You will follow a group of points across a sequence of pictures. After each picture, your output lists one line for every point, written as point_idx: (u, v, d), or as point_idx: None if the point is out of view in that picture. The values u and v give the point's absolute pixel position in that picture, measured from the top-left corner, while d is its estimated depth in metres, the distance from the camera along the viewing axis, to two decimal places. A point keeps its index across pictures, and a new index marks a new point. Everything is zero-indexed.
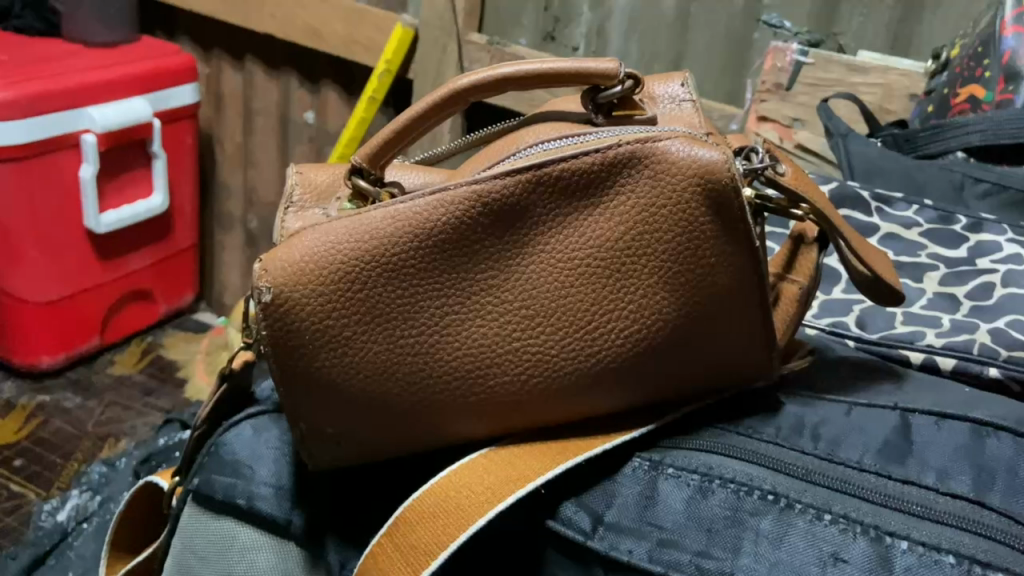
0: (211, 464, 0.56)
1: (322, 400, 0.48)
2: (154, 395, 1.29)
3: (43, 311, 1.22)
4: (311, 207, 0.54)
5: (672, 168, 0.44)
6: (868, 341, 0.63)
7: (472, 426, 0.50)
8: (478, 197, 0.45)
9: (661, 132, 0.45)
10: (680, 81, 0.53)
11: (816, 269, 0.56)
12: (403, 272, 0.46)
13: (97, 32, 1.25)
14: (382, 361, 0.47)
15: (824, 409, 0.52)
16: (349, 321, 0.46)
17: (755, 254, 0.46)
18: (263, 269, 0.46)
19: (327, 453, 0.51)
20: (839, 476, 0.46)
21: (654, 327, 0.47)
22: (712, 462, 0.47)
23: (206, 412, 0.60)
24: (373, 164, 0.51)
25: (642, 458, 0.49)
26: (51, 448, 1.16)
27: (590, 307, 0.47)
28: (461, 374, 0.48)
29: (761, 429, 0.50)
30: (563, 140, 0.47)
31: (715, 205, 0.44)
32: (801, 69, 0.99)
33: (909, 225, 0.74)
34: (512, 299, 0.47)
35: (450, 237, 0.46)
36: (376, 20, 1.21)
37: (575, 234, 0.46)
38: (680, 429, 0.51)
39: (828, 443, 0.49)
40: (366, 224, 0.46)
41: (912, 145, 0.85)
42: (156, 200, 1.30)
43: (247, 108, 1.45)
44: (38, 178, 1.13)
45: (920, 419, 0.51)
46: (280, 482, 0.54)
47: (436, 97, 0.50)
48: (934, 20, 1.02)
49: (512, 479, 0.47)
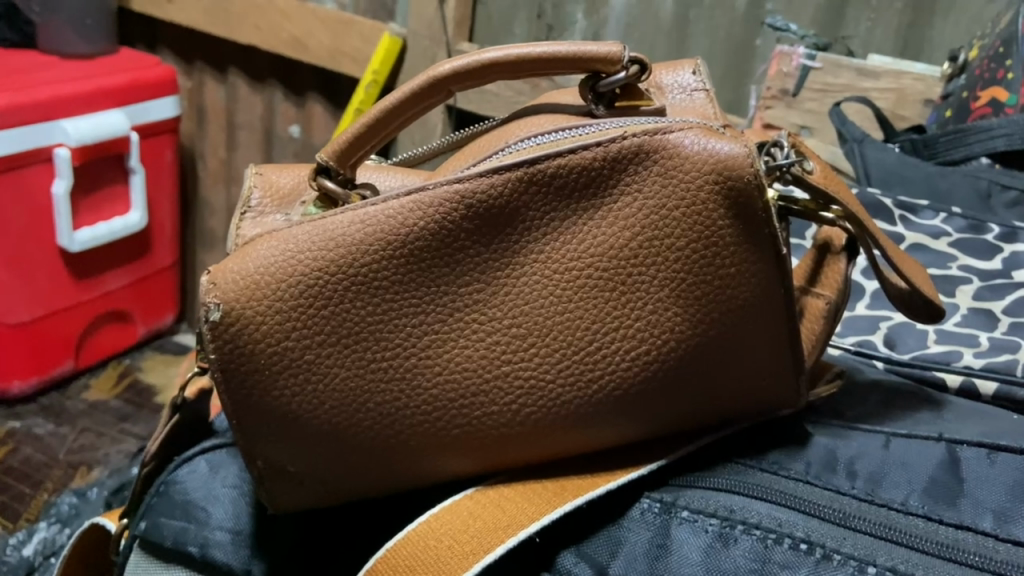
0: (161, 506, 0.49)
1: (283, 433, 0.42)
2: (130, 421, 1.22)
3: (15, 334, 1.14)
4: (272, 212, 0.48)
5: (685, 163, 0.38)
6: (898, 363, 0.56)
7: (455, 464, 0.43)
8: (459, 199, 0.39)
9: (672, 123, 0.39)
10: (692, 69, 0.47)
11: (844, 282, 0.50)
12: (373, 286, 0.40)
13: (74, 44, 1.19)
14: (350, 389, 0.41)
15: (858, 441, 0.46)
16: (312, 343, 0.40)
17: (782, 262, 0.40)
18: (212, 282, 0.40)
19: (289, 494, 0.44)
20: (883, 521, 0.40)
21: (664, 349, 0.41)
22: (734, 505, 0.41)
23: (155, 447, 0.53)
24: (342, 161, 0.45)
25: (652, 499, 0.42)
26: (20, 478, 1.08)
27: (591, 326, 0.40)
28: (442, 402, 0.41)
29: (789, 465, 0.44)
30: (560, 133, 0.41)
31: (737, 207, 0.38)
32: (808, 74, 0.93)
33: (937, 235, 0.68)
34: (502, 316, 0.41)
35: (428, 243, 0.39)
36: (363, 29, 1.15)
37: (575, 242, 0.40)
38: (696, 465, 0.44)
39: (867, 481, 0.43)
40: (330, 228, 0.39)
41: (932, 150, 0.79)
42: (133, 217, 1.24)
43: (230, 123, 1.39)
44: (7, 193, 1.06)
45: (969, 451, 0.44)
46: (239, 526, 0.47)
47: (414, 85, 0.44)
48: (946, 25, 0.98)
49: (501, 524, 0.41)
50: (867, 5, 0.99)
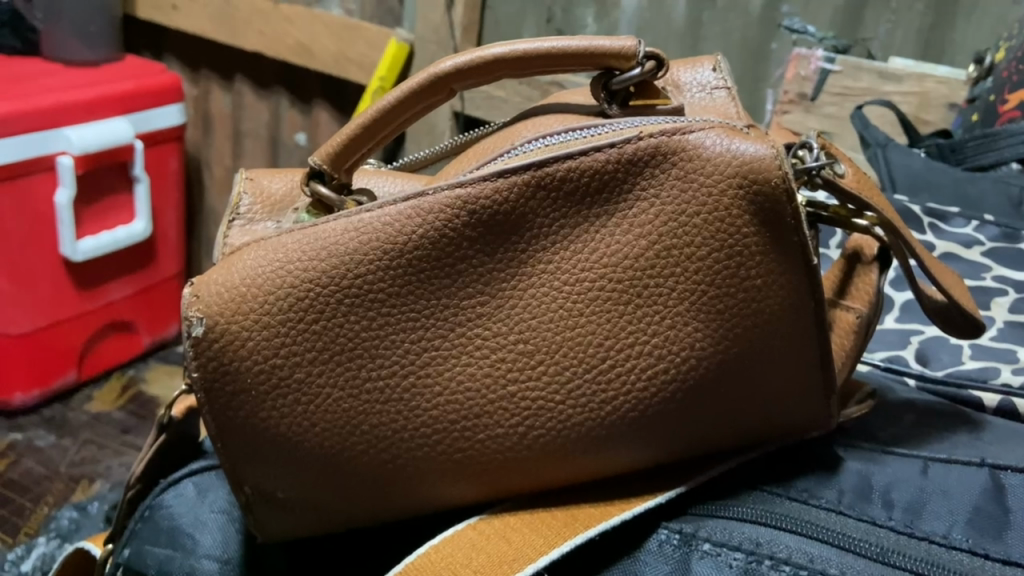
0: (146, 532, 0.47)
1: (272, 457, 0.39)
2: (133, 433, 1.18)
3: (17, 345, 1.12)
4: (262, 219, 0.45)
5: (707, 166, 0.35)
6: (931, 380, 0.53)
7: (457, 491, 0.40)
8: (461, 205, 0.36)
9: (692, 122, 0.36)
10: (712, 66, 0.44)
11: (877, 294, 0.47)
12: (368, 299, 0.37)
13: (78, 51, 1.17)
14: (343, 410, 0.38)
15: (892, 466, 0.42)
16: (302, 361, 0.37)
17: (812, 271, 0.36)
18: (195, 295, 0.37)
19: (278, 522, 0.41)
20: (924, 556, 0.36)
21: (683, 367, 0.37)
22: (760, 537, 0.38)
23: (140, 469, 0.50)
24: (336, 166, 0.42)
25: (670, 529, 0.39)
26: (20, 491, 1.04)
27: (604, 342, 0.37)
28: (442, 425, 0.38)
29: (819, 494, 0.40)
30: (571, 133, 0.38)
31: (763, 213, 0.35)
32: (826, 78, 0.89)
33: (969, 244, 0.65)
34: (507, 332, 0.38)
35: (428, 252, 0.36)
36: (369, 35, 1.12)
37: (587, 251, 0.37)
38: (717, 492, 0.41)
39: (905, 512, 0.39)
40: (322, 236, 0.36)
41: (960, 156, 0.76)
42: (138, 226, 1.21)
43: (235, 131, 1.37)
44: (9, 203, 1.04)
45: (1014, 478, 0.41)
46: (227, 554, 0.44)
47: (412, 84, 0.41)
48: (969, 26, 0.94)
49: (507, 559, 0.37)
50: (886, 6, 0.96)
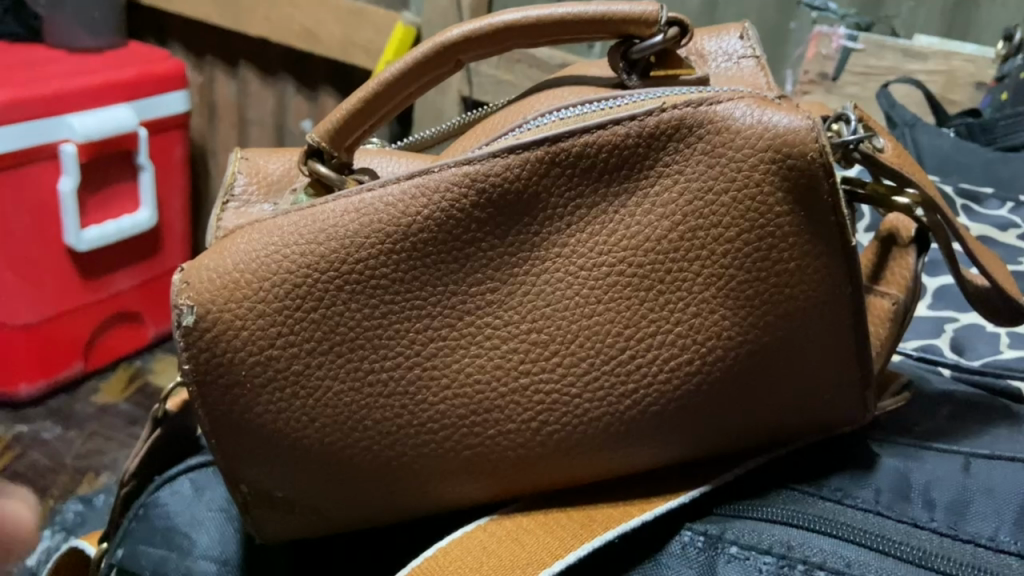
0: (139, 532, 0.44)
1: (269, 454, 0.36)
2: (139, 425, 1.16)
3: (20, 336, 1.10)
4: (258, 202, 0.43)
5: (737, 139, 0.32)
6: (967, 370, 0.50)
7: (467, 490, 0.38)
8: (469, 183, 0.33)
9: (719, 93, 0.33)
10: (739, 33, 0.41)
11: (913, 280, 0.44)
12: (371, 285, 0.34)
13: (80, 38, 1.14)
14: (345, 405, 0.35)
15: (932, 462, 0.40)
16: (301, 352, 0.34)
17: (850, 254, 0.34)
18: (185, 282, 0.34)
19: (276, 522, 0.39)
20: (970, 561, 0.34)
21: (709, 357, 0.35)
22: (792, 539, 0.35)
23: (134, 465, 0.47)
24: (335, 144, 0.39)
25: (694, 531, 0.36)
26: (24, 485, 1.02)
27: (624, 330, 0.35)
28: (450, 420, 0.36)
29: (855, 493, 0.38)
30: (587, 105, 0.35)
31: (798, 190, 0.32)
32: (849, 56, 0.84)
33: (1005, 227, 0.62)
34: (520, 320, 0.35)
35: (434, 235, 0.34)
36: (375, 20, 1.09)
37: (605, 232, 0.34)
38: (744, 491, 0.38)
39: (947, 513, 0.37)
40: (321, 218, 0.34)
41: (990, 136, 0.74)
42: (142, 215, 1.18)
43: (241, 118, 1.34)
44: (9, 192, 1.02)
45: None
46: (226, 554, 0.42)
47: (417, 55, 0.38)
48: (994, 6, 0.91)
49: (519, 563, 0.35)
50: None
